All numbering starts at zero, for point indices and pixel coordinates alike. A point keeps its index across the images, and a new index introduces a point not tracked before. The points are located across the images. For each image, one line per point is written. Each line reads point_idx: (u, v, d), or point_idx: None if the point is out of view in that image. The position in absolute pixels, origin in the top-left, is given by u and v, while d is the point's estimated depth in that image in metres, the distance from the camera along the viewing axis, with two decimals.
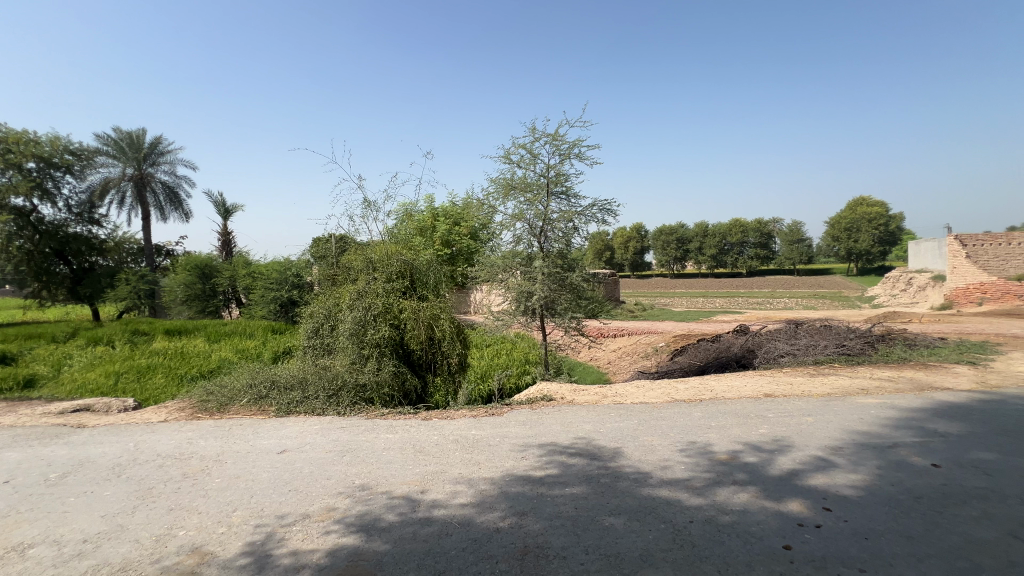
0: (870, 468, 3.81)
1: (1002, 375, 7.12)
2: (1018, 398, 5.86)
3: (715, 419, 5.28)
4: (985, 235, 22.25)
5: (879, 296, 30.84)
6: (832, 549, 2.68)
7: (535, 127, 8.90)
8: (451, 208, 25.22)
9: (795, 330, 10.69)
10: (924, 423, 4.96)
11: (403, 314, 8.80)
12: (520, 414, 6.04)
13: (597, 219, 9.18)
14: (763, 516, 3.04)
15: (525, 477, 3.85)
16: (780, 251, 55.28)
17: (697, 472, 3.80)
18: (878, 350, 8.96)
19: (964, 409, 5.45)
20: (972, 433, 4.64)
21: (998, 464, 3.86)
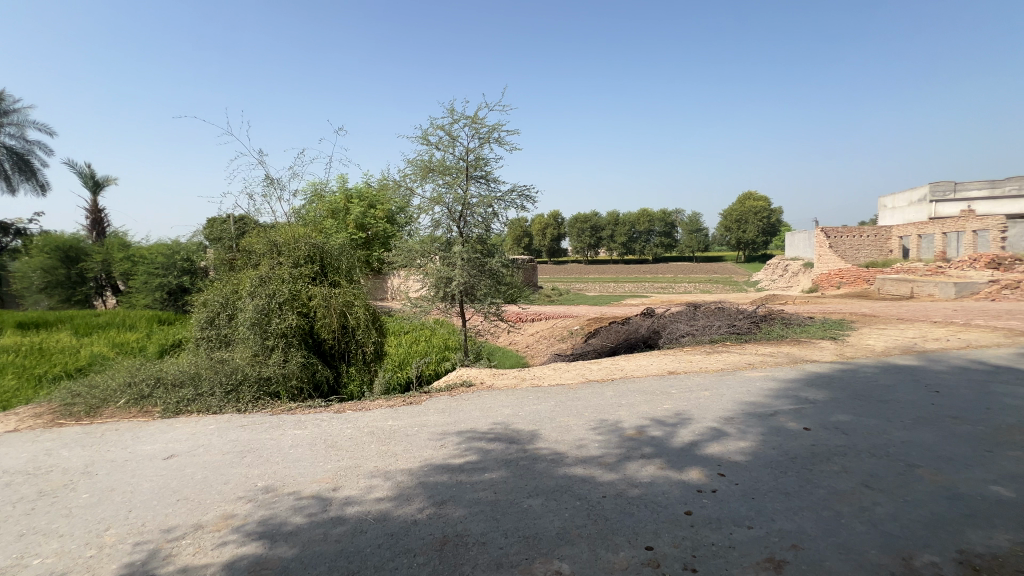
0: (756, 435, 4.26)
1: (855, 348, 8.37)
2: (867, 367, 6.91)
3: (625, 397, 5.60)
4: (844, 228, 26.25)
5: (762, 280, 34.72)
6: (725, 510, 2.96)
7: (454, 109, 8.70)
8: (366, 190, 23.94)
9: (694, 312, 11.67)
10: (798, 392, 5.67)
11: (313, 301, 8.25)
12: (439, 401, 5.96)
13: (516, 205, 9.23)
14: (667, 486, 3.28)
15: (444, 466, 3.79)
16: (681, 240, 60.16)
17: (608, 448, 4.00)
18: (762, 328, 10.09)
19: (827, 378, 6.31)
20: (834, 398, 5.38)
21: (852, 424, 4.52)
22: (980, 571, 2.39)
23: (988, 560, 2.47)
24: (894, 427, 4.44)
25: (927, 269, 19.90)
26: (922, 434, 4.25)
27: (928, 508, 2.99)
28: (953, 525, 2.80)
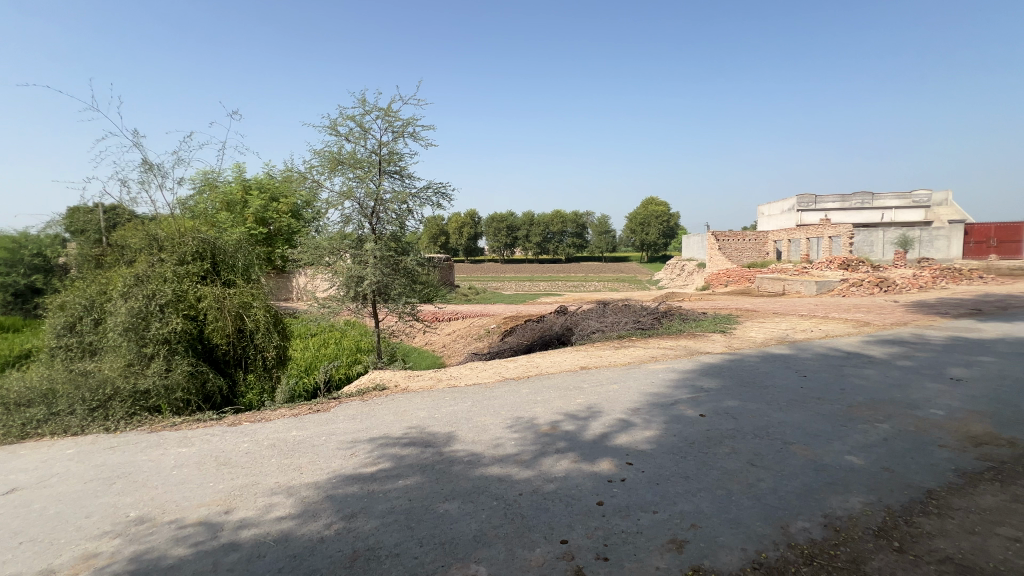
0: (659, 423, 4.57)
1: (740, 340, 9.35)
2: (750, 357, 7.75)
3: (540, 393, 5.72)
4: (730, 233, 29.28)
5: (663, 279, 37.58)
6: (633, 497, 3.13)
7: (365, 99, 8.29)
8: (267, 181, 21.90)
9: (604, 309, 12.29)
10: (694, 381, 6.19)
11: (202, 303, 7.40)
12: (350, 407, 5.65)
13: (432, 202, 9.03)
14: (580, 479, 3.38)
15: (354, 476, 3.58)
16: (592, 241, 63.21)
17: (524, 445, 4.04)
18: (663, 323, 10.90)
19: (719, 368, 6.97)
20: (724, 386, 5.94)
21: (739, 409, 5.02)
22: (840, 531, 2.76)
23: (846, 521, 2.87)
24: (772, 409, 5.01)
25: (795, 269, 22.86)
26: (794, 414, 4.84)
27: (800, 480, 3.40)
28: (819, 493, 3.21)
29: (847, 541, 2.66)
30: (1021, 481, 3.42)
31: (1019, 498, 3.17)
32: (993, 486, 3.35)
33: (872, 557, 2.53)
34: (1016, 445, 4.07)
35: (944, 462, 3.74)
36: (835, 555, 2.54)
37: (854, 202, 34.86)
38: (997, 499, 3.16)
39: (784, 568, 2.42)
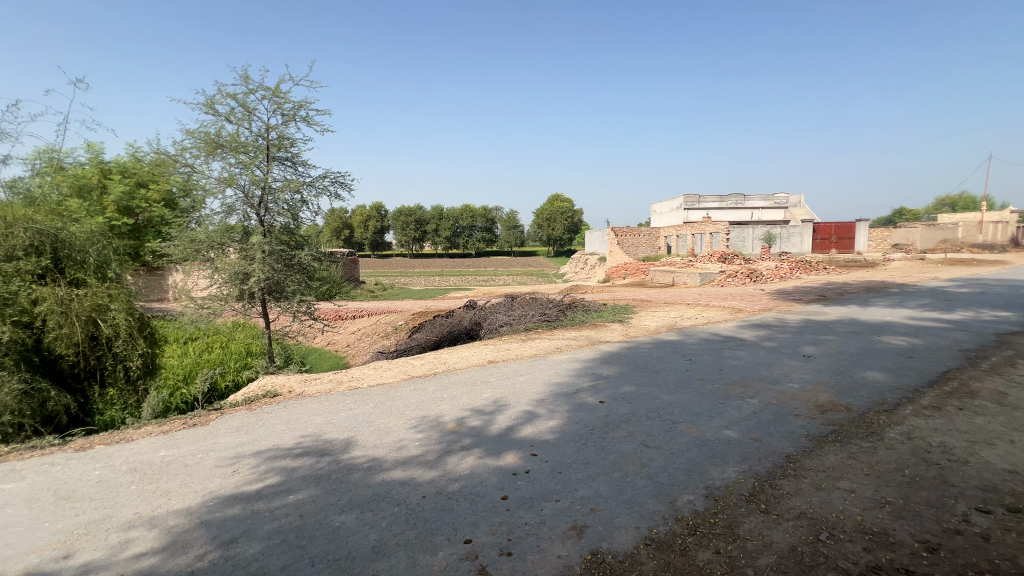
0: (562, 413, 4.71)
1: (636, 328, 10.03)
2: (644, 344, 8.34)
3: (447, 390, 5.63)
4: (627, 229, 31.35)
5: (568, 272, 39.20)
6: (536, 488, 3.18)
7: (248, 76, 7.48)
8: (130, 164, 19.00)
9: (511, 303, 12.46)
10: (595, 369, 6.51)
11: (40, 306, 6.17)
12: (234, 417, 5.08)
13: (328, 192, 8.43)
14: (485, 475, 3.36)
15: (236, 496, 3.20)
16: (501, 236, 64.00)
17: (428, 445, 3.92)
18: (567, 315, 11.34)
19: (617, 355, 7.39)
20: (621, 373, 6.31)
21: (634, 393, 5.36)
22: (718, 500, 3.05)
23: (723, 490, 3.17)
24: (663, 392, 5.42)
25: (683, 262, 25.12)
26: (682, 396, 5.28)
27: (687, 456, 3.71)
28: (702, 467, 3.51)
29: (724, 509, 2.95)
30: (855, 440, 4.05)
31: (853, 455, 3.75)
32: (835, 446, 3.93)
33: (744, 520, 2.82)
34: (851, 410, 4.83)
35: (798, 429, 4.31)
36: (714, 523, 2.79)
37: (730, 202, 39.15)
38: (837, 457, 3.71)
39: (673, 541, 2.61)
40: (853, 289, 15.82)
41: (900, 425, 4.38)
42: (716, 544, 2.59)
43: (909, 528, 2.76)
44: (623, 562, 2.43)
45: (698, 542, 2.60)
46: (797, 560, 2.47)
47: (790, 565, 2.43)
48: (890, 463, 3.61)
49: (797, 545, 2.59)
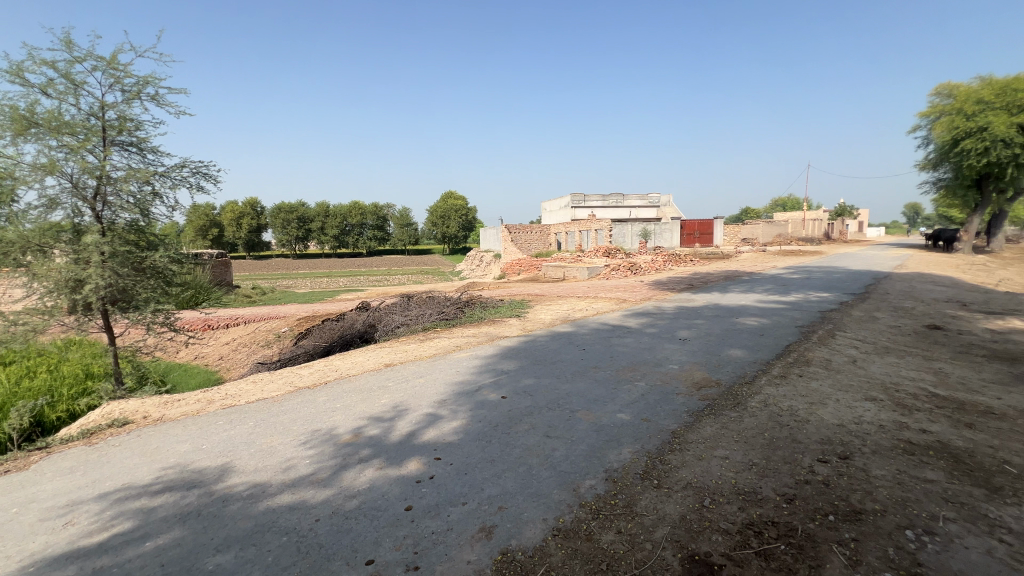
0: (465, 412, 4.63)
1: (532, 322, 10.31)
2: (541, 337, 8.61)
3: (340, 399, 5.22)
4: (520, 226, 32.21)
5: (464, 270, 39.17)
6: (442, 493, 3.06)
7: (73, 41, 6.19)
8: None
9: (407, 303, 12.05)
10: (495, 365, 6.53)
11: None
12: (67, 455, 4.17)
13: (188, 183, 7.34)
14: (386, 487, 3.16)
15: (70, 555, 2.60)
16: (393, 234, 61.83)
17: (321, 462, 3.59)
18: (465, 312, 11.28)
19: (516, 349, 7.51)
20: (521, 366, 6.42)
21: (535, 386, 5.47)
22: (617, 481, 3.21)
23: (620, 471, 3.36)
24: (561, 382, 5.61)
25: (573, 257, 26.48)
26: (578, 384, 5.51)
27: (586, 442, 3.86)
28: (600, 452, 3.68)
29: (622, 489, 3.11)
30: (725, 411, 4.57)
31: (725, 424, 4.22)
32: (710, 419, 4.38)
33: (640, 497, 3.00)
34: (720, 385, 5.45)
35: (680, 406, 4.74)
36: (615, 504, 2.93)
37: (611, 201, 42.22)
38: (713, 428, 4.14)
39: (578, 528, 2.67)
40: (714, 278, 18.05)
41: (758, 394, 5.05)
42: (618, 524, 2.71)
43: (772, 484, 3.16)
44: (532, 557, 2.42)
45: (601, 525, 2.70)
46: (687, 528, 2.68)
47: (682, 533, 2.63)
48: (754, 428, 4.12)
49: (686, 514, 2.81)
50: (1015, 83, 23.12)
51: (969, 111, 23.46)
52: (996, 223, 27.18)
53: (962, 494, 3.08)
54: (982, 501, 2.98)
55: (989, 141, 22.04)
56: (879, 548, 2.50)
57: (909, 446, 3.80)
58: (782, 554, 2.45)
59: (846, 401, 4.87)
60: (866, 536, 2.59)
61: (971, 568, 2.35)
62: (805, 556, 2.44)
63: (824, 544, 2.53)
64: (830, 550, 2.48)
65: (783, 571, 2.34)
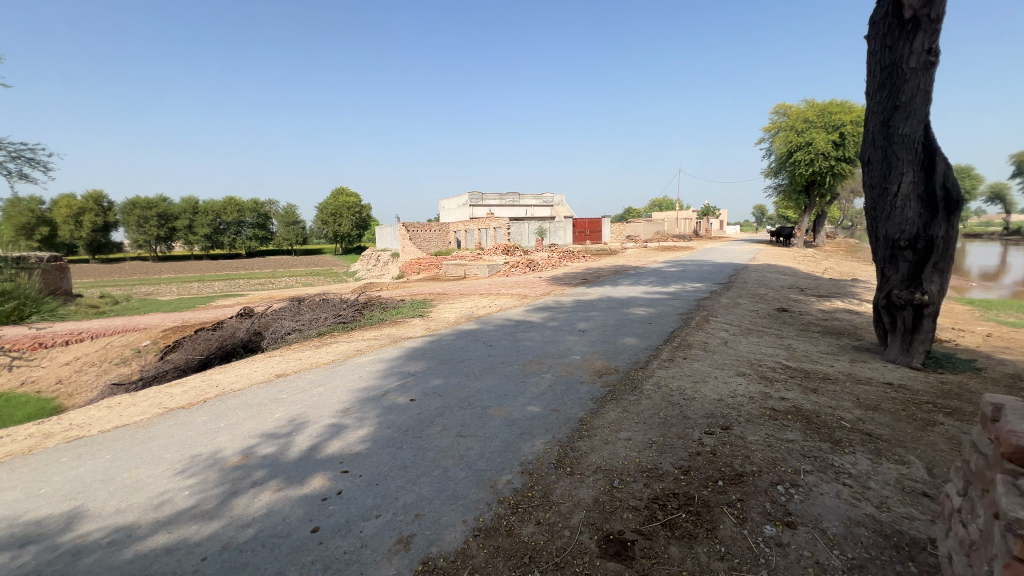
0: (372, 419, 4.38)
1: (436, 321, 10.14)
2: (446, 336, 8.49)
3: (224, 417, 4.64)
4: (419, 224, 31.50)
5: (360, 270, 37.28)
6: (352, 508, 2.85)
7: None
8: None
9: (298, 306, 11.11)
10: (401, 367, 6.29)
11: None
12: None
13: (6, 170, 6.00)
14: (287, 510, 2.86)
15: None
16: (278, 233, 56.76)
17: (205, 491, 3.14)
18: (364, 314, 10.72)
19: (422, 350, 7.32)
20: (428, 367, 6.26)
21: (444, 386, 5.37)
22: (532, 473, 3.26)
23: (535, 463, 3.41)
24: (471, 380, 5.57)
25: (473, 255, 26.57)
26: (488, 380, 5.52)
27: (499, 438, 3.87)
28: (514, 446, 3.71)
29: (538, 480, 3.17)
30: (624, 396, 4.90)
31: (626, 408, 4.52)
32: (612, 404, 4.66)
33: (555, 486, 3.08)
34: (619, 371, 5.83)
35: (585, 394, 4.97)
36: (532, 496, 2.97)
37: (509, 200, 43.15)
38: (615, 413, 4.41)
39: (498, 525, 2.66)
40: (606, 273, 19.33)
41: (651, 378, 5.49)
42: (536, 516, 2.75)
43: (670, 459, 3.45)
44: (454, 562, 2.36)
45: (520, 519, 2.72)
46: (600, 510, 2.81)
47: (597, 515, 2.75)
48: (650, 409, 4.47)
49: (598, 497, 2.95)
50: (830, 107, 28.06)
51: (799, 128, 27.99)
52: (819, 222, 32.86)
53: (815, 449, 3.63)
54: (830, 454, 3.54)
55: (814, 154, 26.52)
56: (759, 504, 2.85)
57: (773, 412, 4.41)
58: (683, 522, 2.68)
59: (722, 377, 5.51)
60: (748, 495, 2.93)
61: (827, 511, 2.78)
62: (702, 520, 2.69)
63: (716, 507, 2.82)
64: (721, 512, 2.77)
65: (685, 537, 2.56)
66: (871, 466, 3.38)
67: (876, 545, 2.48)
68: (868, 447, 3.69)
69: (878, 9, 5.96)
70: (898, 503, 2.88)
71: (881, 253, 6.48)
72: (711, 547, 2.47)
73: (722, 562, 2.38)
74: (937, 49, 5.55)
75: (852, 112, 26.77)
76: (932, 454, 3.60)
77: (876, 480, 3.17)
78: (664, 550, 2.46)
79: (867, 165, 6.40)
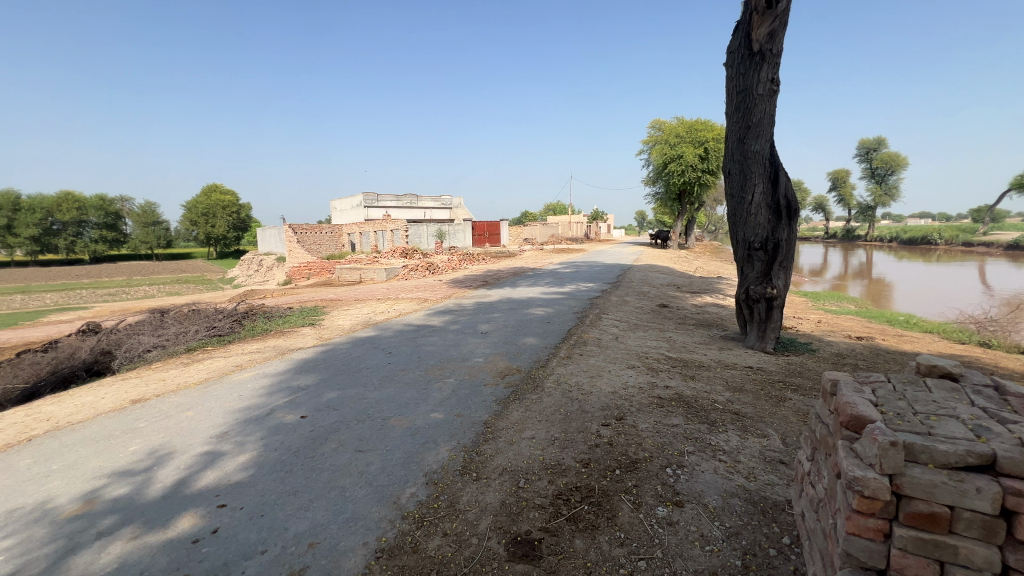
0: (255, 442, 3.92)
1: (330, 329, 9.47)
2: (341, 344, 7.96)
3: (58, 457, 3.83)
4: (308, 226, 29.36)
5: (239, 276, 33.62)
6: (232, 548, 2.51)
7: None
8: None
9: (160, 319, 9.64)
10: (290, 382, 5.74)
11: None
12: None
13: None
14: (145, 561, 2.42)
15: None
16: (133, 234, 49.02)
17: (29, 553, 2.55)
18: (245, 325, 9.65)
19: (313, 361, 6.77)
20: (321, 379, 5.79)
21: (340, 399, 5.00)
22: (438, 483, 3.16)
23: (440, 472, 3.31)
24: (369, 390, 5.26)
25: (369, 258, 25.39)
26: (387, 390, 5.27)
27: (401, 450, 3.69)
28: (417, 456, 3.57)
29: (444, 489, 3.08)
30: (527, 395, 5.00)
31: (528, 407, 4.60)
32: (516, 404, 4.72)
33: (462, 494, 3.01)
34: (521, 371, 5.93)
35: (488, 396, 4.97)
36: (437, 507, 2.87)
37: (406, 202, 42.04)
38: (519, 412, 4.46)
39: (402, 542, 2.53)
40: (505, 275, 19.71)
41: (552, 375, 5.67)
42: (443, 527, 2.66)
43: (572, 453, 3.57)
44: None
45: (427, 532, 2.62)
46: (507, 512, 2.80)
47: (504, 518, 2.74)
48: (552, 406, 4.61)
49: (505, 499, 2.94)
50: (697, 124, 31.60)
51: (672, 142, 31.13)
52: (689, 227, 36.89)
53: (696, 430, 4.01)
54: (708, 434, 3.94)
55: (684, 166, 29.68)
56: (652, 487, 3.06)
57: (660, 400, 4.80)
58: (586, 514, 2.78)
59: (615, 371, 5.88)
60: (642, 481, 3.14)
61: (708, 486, 3.08)
62: (603, 510, 2.81)
63: (615, 495, 2.97)
64: (619, 500, 2.92)
65: (588, 528, 2.65)
66: (740, 441, 3.83)
67: (747, 512, 2.80)
68: (737, 424, 4.18)
69: (733, 40, 6.80)
70: (762, 472, 3.29)
71: (740, 254, 7.40)
72: (612, 534, 2.60)
73: (622, 548, 2.50)
74: (777, 80, 6.50)
75: (713, 131, 30.47)
76: (785, 426, 4.19)
77: (744, 454, 3.59)
78: (569, 544, 2.53)
79: (726, 175, 7.27)
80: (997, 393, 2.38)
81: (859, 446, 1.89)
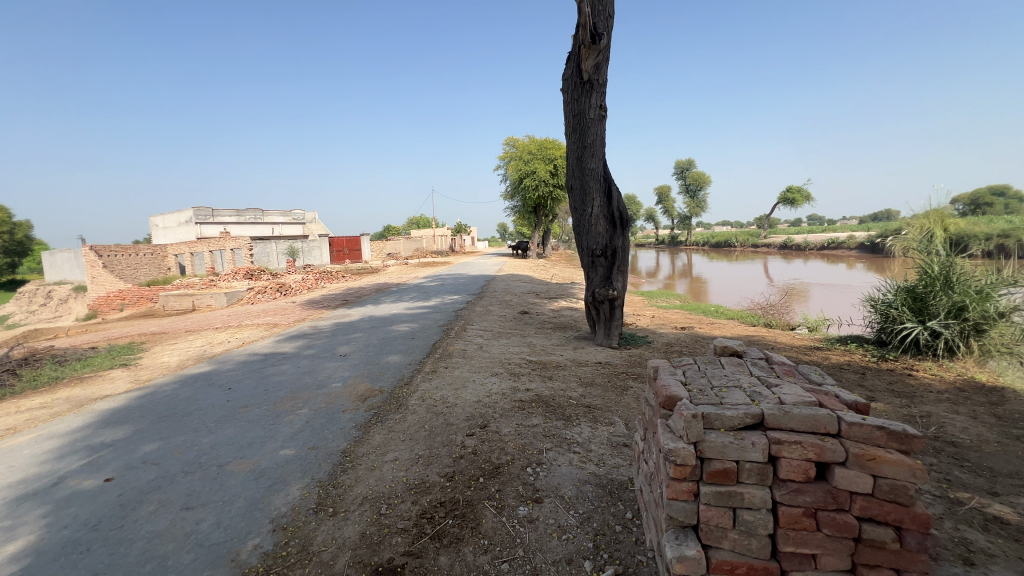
0: (33, 524, 3.08)
1: (150, 369, 7.94)
2: (165, 385, 6.73)
3: None
4: (116, 246, 24.35)
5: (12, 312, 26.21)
6: None
7: None
8: None
9: None
10: (89, 440, 4.64)
11: None
12: None
13: None
14: None
15: None
16: None
17: None
18: (22, 375, 7.56)
19: (125, 410, 5.58)
20: (135, 431, 4.80)
21: (160, 451, 4.20)
22: (287, 527, 2.84)
23: (290, 514, 2.99)
24: (202, 435, 4.54)
25: (203, 282, 22.03)
26: (226, 432, 4.59)
27: (241, 498, 3.23)
28: (262, 502, 3.17)
29: (295, 533, 2.78)
30: (390, 415, 4.81)
31: (392, 428, 4.42)
32: (377, 427, 4.51)
33: (316, 534, 2.76)
34: (383, 392, 5.68)
35: (347, 423, 4.65)
36: (286, 555, 2.59)
37: (248, 216, 37.59)
38: (381, 435, 4.26)
39: None
40: (367, 291, 18.78)
41: (416, 392, 5.53)
42: None
43: (437, 469, 3.52)
44: None
45: None
46: (368, 544, 2.65)
47: (364, 551, 2.58)
48: (416, 423, 4.51)
49: (365, 530, 2.77)
50: (546, 142, 34.03)
51: (525, 158, 33.07)
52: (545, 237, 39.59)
53: (554, 428, 4.28)
54: (564, 429, 4.24)
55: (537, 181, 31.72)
56: (514, 489, 3.17)
57: (521, 403, 5.01)
58: (450, 528, 2.76)
59: (479, 380, 5.99)
60: (505, 484, 3.23)
61: (564, 478, 3.31)
62: (467, 521, 2.83)
63: (479, 504, 3.01)
64: (483, 507, 2.97)
65: (452, 543, 2.64)
66: (591, 431, 4.19)
67: (597, 496, 3.07)
68: (589, 416, 4.58)
69: (566, 68, 7.51)
70: (609, 457, 3.65)
71: (585, 262, 8.15)
72: (476, 544, 2.62)
73: (486, 554, 2.54)
74: (605, 107, 7.38)
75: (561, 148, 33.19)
76: (626, 413, 4.71)
77: (595, 442, 3.95)
78: (433, 563, 2.48)
79: (569, 190, 7.93)
80: (766, 363, 3.02)
81: (672, 422, 2.20)
